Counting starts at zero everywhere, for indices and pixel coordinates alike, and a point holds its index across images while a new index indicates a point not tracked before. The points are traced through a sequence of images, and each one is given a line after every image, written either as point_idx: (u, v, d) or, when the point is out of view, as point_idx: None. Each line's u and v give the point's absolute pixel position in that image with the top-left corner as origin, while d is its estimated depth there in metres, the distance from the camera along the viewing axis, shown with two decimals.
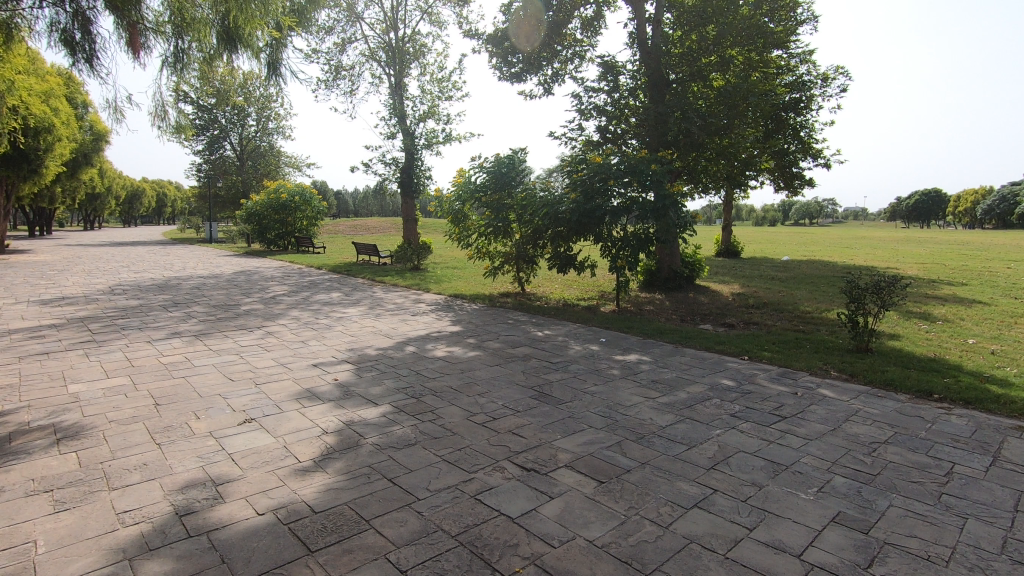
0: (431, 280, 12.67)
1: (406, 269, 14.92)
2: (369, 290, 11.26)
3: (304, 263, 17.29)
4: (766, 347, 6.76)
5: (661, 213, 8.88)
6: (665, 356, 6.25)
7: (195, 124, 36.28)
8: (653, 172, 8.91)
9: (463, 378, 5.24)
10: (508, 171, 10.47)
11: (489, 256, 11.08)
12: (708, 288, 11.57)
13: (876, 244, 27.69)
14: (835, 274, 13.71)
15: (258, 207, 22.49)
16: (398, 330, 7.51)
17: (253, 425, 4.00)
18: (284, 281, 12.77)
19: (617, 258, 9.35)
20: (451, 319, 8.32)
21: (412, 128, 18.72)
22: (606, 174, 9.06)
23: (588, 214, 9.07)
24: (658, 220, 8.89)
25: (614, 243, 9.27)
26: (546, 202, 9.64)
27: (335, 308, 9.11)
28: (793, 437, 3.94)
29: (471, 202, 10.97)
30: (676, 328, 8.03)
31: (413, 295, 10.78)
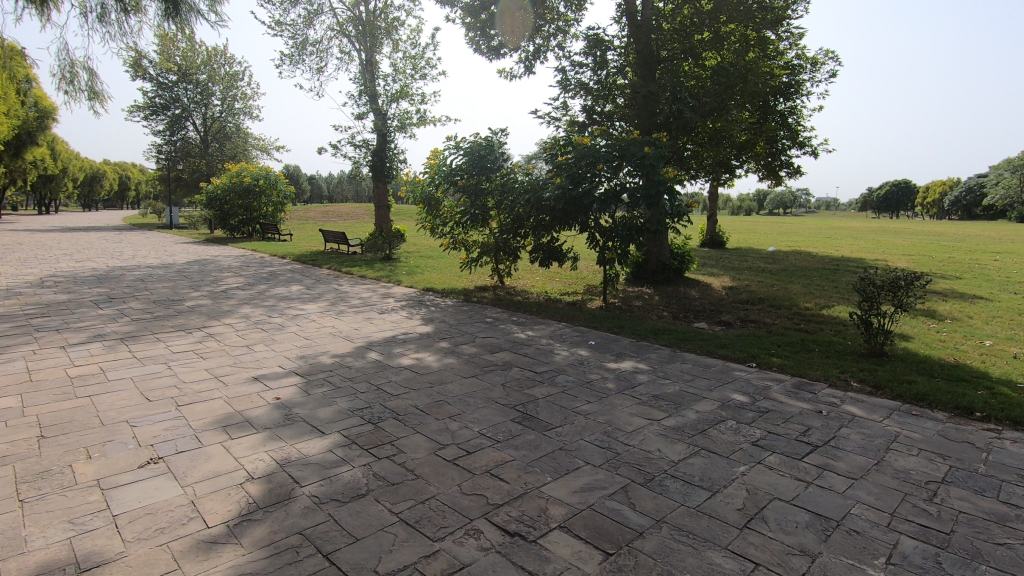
0: (402, 272, 11.75)
1: (377, 259, 13.96)
2: (334, 284, 10.30)
3: (267, 252, 16.15)
4: (772, 352, 6.09)
5: (654, 199, 8.13)
6: (663, 363, 5.52)
7: (155, 102, 34.30)
8: (646, 155, 8.12)
9: (431, 395, 4.42)
10: (487, 153, 9.59)
11: (465, 246, 10.21)
12: (697, 281, 10.92)
13: (856, 235, 27.55)
14: (825, 267, 13.21)
15: (220, 191, 21.15)
16: (360, 331, 6.63)
17: (158, 469, 3.11)
18: (241, 273, 11.70)
19: (606, 250, 8.59)
20: (422, 318, 7.47)
21: (384, 108, 17.62)
22: (594, 157, 8.26)
23: (574, 202, 8.28)
24: (651, 207, 8.13)
25: (603, 233, 8.50)
26: (528, 187, 8.81)
27: (292, 304, 8.15)
28: (833, 476, 3.23)
29: (446, 188, 10.05)
30: (670, 327, 7.32)
31: (381, 288, 9.86)
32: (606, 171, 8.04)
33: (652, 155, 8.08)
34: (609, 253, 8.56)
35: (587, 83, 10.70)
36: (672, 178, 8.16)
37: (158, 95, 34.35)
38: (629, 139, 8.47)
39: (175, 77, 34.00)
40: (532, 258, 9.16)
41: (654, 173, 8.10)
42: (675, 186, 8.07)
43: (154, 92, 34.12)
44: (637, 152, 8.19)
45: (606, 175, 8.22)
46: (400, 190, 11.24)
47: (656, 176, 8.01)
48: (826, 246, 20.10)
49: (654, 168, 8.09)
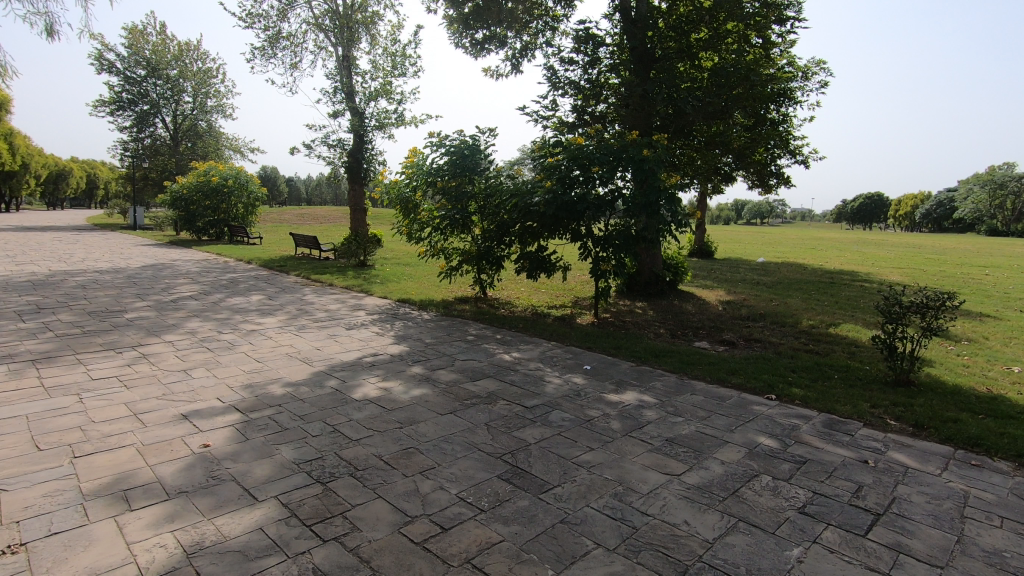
0: (376, 280, 10.90)
1: (350, 266, 13.06)
2: (300, 294, 9.41)
3: (232, 256, 15.12)
4: (789, 379, 5.42)
5: (655, 206, 7.41)
6: (671, 395, 4.79)
7: (121, 97, 32.77)
8: (646, 158, 7.42)
9: (399, 440, 3.61)
10: (469, 153, 8.81)
11: (444, 254, 9.40)
12: (692, 294, 10.28)
13: (839, 246, 27.54)
14: (821, 280, 12.71)
15: (185, 191, 20.05)
16: (322, 352, 5.78)
17: (12, 564, 2.26)
18: (199, 280, 10.70)
19: (601, 261, 7.83)
20: (395, 335, 6.65)
21: (361, 106, 16.75)
22: (589, 159, 7.54)
23: (565, 207, 7.53)
24: (651, 215, 7.42)
25: (597, 242, 7.76)
26: (514, 191, 8.06)
27: (248, 318, 7.26)
28: (912, 562, 2.51)
29: (424, 189, 9.22)
30: (671, 348, 6.62)
31: (352, 300, 9.00)
32: (602, 174, 7.31)
33: (652, 158, 7.38)
34: (603, 264, 7.79)
35: (577, 83, 10.04)
36: (675, 183, 7.41)
37: (125, 90, 32.85)
38: (627, 141, 7.78)
39: (143, 72, 32.56)
40: (517, 268, 8.37)
41: (654, 176, 7.38)
42: (679, 193, 7.36)
43: (121, 87, 32.62)
44: (636, 154, 7.49)
45: (601, 179, 7.49)
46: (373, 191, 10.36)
47: (657, 180, 7.29)
48: (814, 257, 19.83)
49: (655, 171, 7.37)
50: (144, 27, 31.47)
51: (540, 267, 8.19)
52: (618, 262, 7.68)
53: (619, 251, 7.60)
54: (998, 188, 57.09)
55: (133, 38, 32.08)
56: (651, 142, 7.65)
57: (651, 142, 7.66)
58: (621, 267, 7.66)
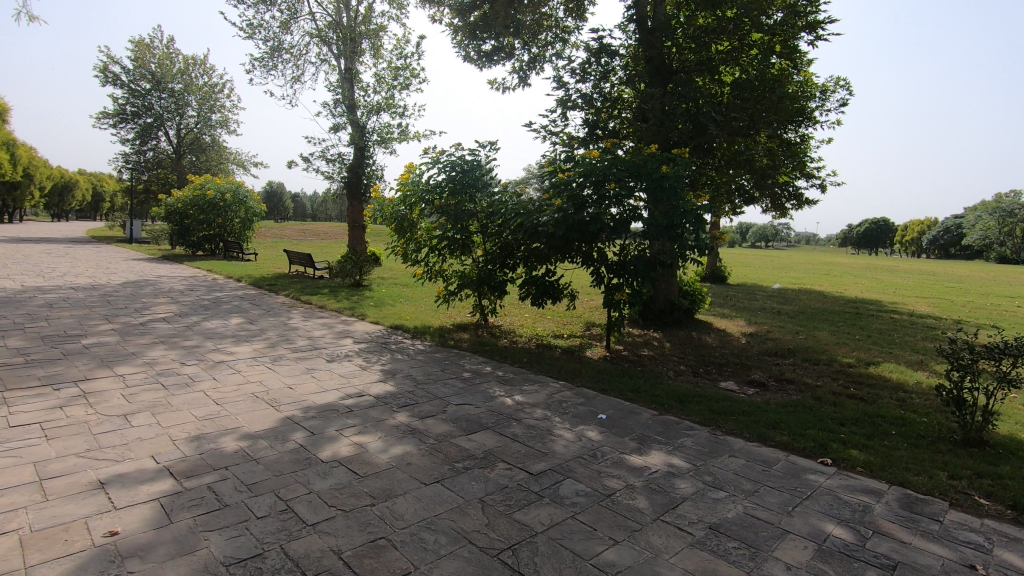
0: (370, 303, 10.15)
1: (344, 286, 12.32)
2: (285, 317, 8.65)
3: (222, 273, 14.41)
4: (841, 436, 4.60)
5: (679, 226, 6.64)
6: (706, 458, 3.96)
7: (125, 110, 32.57)
8: (668, 174, 6.67)
9: (368, 526, 2.80)
10: (472, 168, 8.10)
11: (442, 277, 8.65)
12: (711, 325, 9.48)
13: (851, 272, 26.82)
14: (846, 310, 11.90)
15: (180, 205, 19.52)
16: (293, 391, 4.98)
17: None
18: (179, 300, 9.96)
19: (615, 288, 7.04)
20: (383, 370, 5.86)
21: (362, 120, 16.20)
22: (606, 175, 6.77)
23: (578, 228, 6.75)
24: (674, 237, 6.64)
25: (612, 266, 6.98)
26: (520, 209, 7.32)
27: (220, 347, 6.48)
28: None
29: (422, 206, 8.48)
30: (696, 391, 5.81)
31: (340, 326, 8.23)
32: (620, 191, 6.56)
33: (674, 175, 6.64)
34: (620, 291, 7.00)
35: (589, 96, 9.38)
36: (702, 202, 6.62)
37: (129, 102, 32.60)
38: (646, 155, 7.04)
39: (148, 85, 32.36)
40: (521, 294, 7.59)
41: (677, 194, 6.62)
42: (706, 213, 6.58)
43: (125, 99, 32.39)
44: (658, 171, 6.74)
45: (618, 196, 6.74)
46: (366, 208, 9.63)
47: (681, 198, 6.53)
48: (829, 283, 19.02)
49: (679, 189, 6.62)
50: (150, 41, 31.34)
51: (549, 293, 7.39)
52: (635, 289, 6.89)
53: (637, 277, 6.81)
54: (1008, 215, 56.43)
55: (138, 52, 31.94)
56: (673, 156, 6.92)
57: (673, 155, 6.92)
58: (639, 294, 6.87)
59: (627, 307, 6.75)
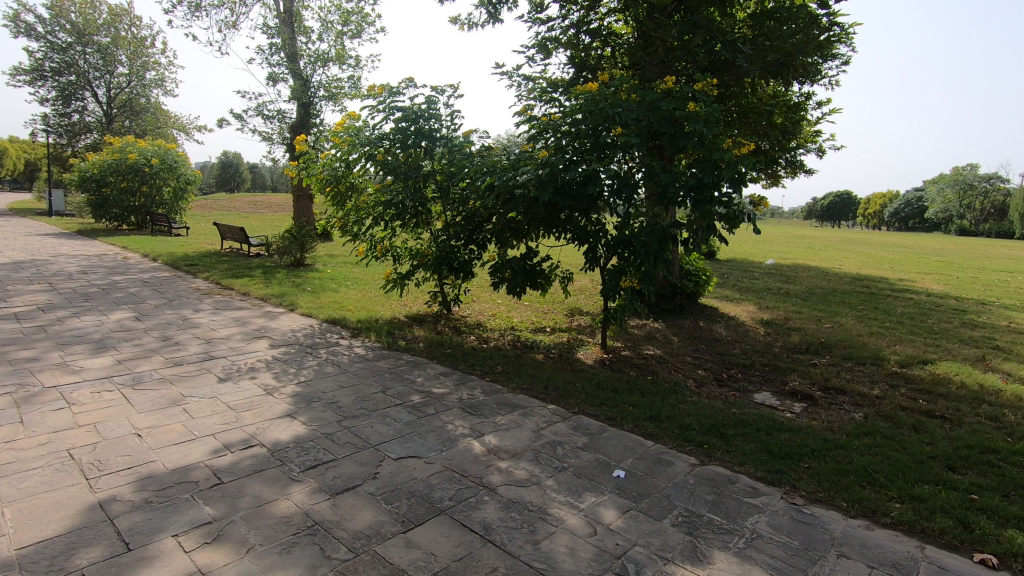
0: (308, 289, 8.26)
1: (281, 266, 10.35)
2: (189, 311, 6.73)
3: (138, 251, 12.20)
4: (972, 498, 3.08)
5: (710, 186, 4.69)
6: (806, 566, 2.38)
7: (44, 66, 28.97)
8: (692, 116, 4.70)
9: None
10: (429, 115, 6.18)
11: (392, 256, 6.83)
12: (718, 311, 7.98)
13: (829, 245, 26.06)
14: (858, 290, 10.58)
15: (96, 170, 16.87)
16: (138, 443, 3.17)
17: None
18: (59, 285, 7.87)
19: (618, 272, 5.28)
20: (298, 394, 4.09)
21: (306, 71, 13.94)
22: (607, 118, 4.83)
23: (571, 193, 4.92)
24: (700, 203, 4.74)
25: (614, 242, 5.21)
26: (491, 167, 5.42)
27: (68, 362, 4.58)
28: None
29: (364, 165, 6.54)
30: (733, 415, 4.25)
31: (259, 322, 6.38)
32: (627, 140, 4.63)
33: (701, 118, 4.70)
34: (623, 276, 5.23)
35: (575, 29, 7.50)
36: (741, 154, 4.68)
37: (48, 58, 28.98)
38: (659, 90, 5.07)
39: (70, 37, 28.71)
40: (494, 280, 5.83)
41: (706, 143, 4.70)
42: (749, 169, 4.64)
43: (43, 54, 28.69)
44: (677, 111, 4.82)
45: (623, 148, 4.83)
46: (293, 170, 7.62)
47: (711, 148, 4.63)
48: (817, 258, 17.94)
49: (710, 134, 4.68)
50: None
51: (530, 277, 5.67)
52: (642, 274, 5.16)
53: (647, 258, 5.02)
54: (969, 189, 57.18)
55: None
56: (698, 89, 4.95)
57: (698, 87, 4.95)
58: (650, 280, 5.15)
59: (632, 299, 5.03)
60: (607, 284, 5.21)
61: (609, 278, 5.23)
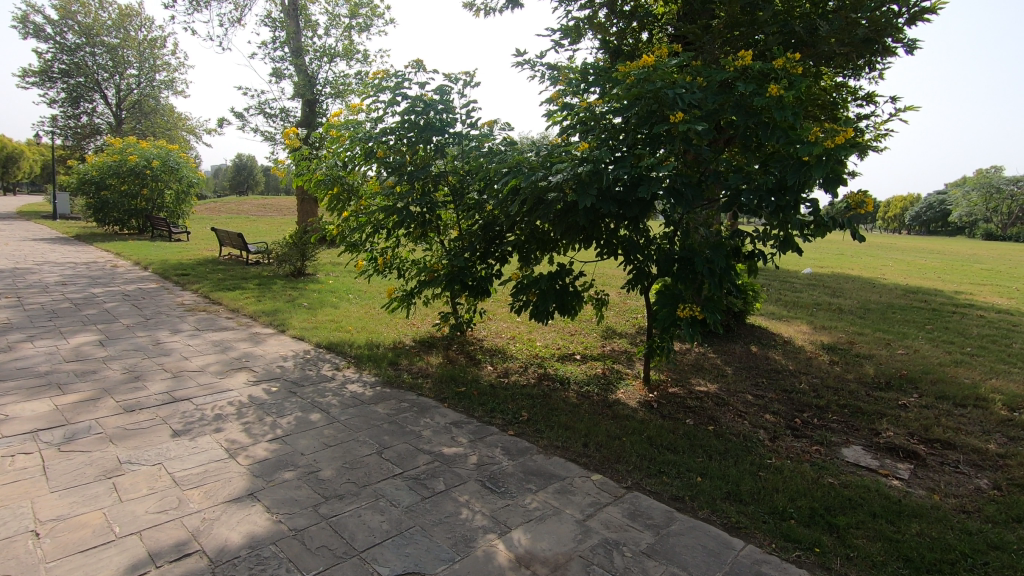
0: (306, 304, 7.39)
1: (280, 276, 9.51)
2: (166, 332, 5.87)
3: (132, 258, 11.45)
4: None
5: (793, 188, 3.45)
6: None
7: (52, 68, 28.61)
8: (777, 97, 3.46)
9: None
10: (442, 110, 5.24)
11: (397, 272, 5.90)
12: (769, 332, 6.96)
13: (858, 250, 24.77)
14: (918, 306, 9.46)
15: (96, 173, 16.22)
16: (29, 552, 2.26)
17: None
18: (29, 300, 7.06)
19: (674, 296, 4.16)
20: (269, 458, 3.18)
21: (311, 67, 13.08)
22: (665, 103, 3.64)
23: (618, 200, 3.75)
24: (780, 209, 3.52)
25: (668, 258, 4.07)
26: (510, 164, 4.27)
27: None
28: None
29: (363, 167, 5.56)
30: (831, 488, 3.27)
31: (242, 348, 5.49)
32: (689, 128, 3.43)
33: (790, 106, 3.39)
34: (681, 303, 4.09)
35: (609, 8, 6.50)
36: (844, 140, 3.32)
37: (58, 60, 28.62)
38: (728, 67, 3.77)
39: (79, 38, 28.33)
40: (517, 303, 4.81)
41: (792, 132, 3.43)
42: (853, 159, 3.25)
43: (52, 55, 28.29)
44: (755, 96, 3.57)
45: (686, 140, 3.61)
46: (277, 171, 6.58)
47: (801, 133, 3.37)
48: (853, 266, 16.85)
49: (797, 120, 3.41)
50: None
51: (563, 298, 4.65)
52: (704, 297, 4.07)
53: (712, 280, 3.87)
54: (997, 192, 55.25)
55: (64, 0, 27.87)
56: (782, 66, 3.69)
57: (781, 65, 3.66)
58: (715, 306, 4.05)
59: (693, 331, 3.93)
60: (661, 312, 4.10)
61: (662, 304, 4.13)
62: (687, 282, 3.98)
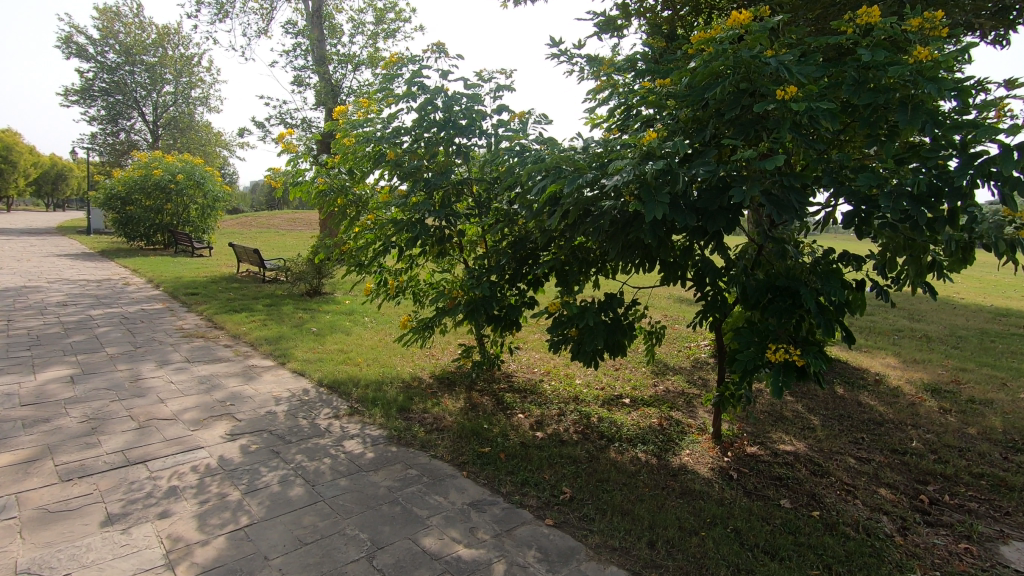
0: (315, 329, 6.61)
1: (294, 296, 8.81)
2: (151, 365, 5.14)
3: (147, 275, 10.97)
4: None
5: (953, 193, 2.47)
6: None
7: (92, 86, 29.22)
8: (920, 66, 2.47)
9: None
10: (466, 108, 4.39)
11: (412, 298, 5.04)
12: (853, 368, 5.84)
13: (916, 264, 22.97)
14: (1018, 332, 8.16)
15: (122, 187, 16.03)
16: None
17: None
18: (17, 323, 6.47)
19: (762, 333, 2.94)
20: (220, 566, 2.33)
21: (335, 75, 12.51)
22: (761, 79, 2.61)
23: (695, 208, 2.66)
24: (931, 222, 2.54)
25: (756, 287, 2.96)
26: (550, 165, 3.28)
27: None
28: None
29: (372, 173, 4.70)
30: None
31: (231, 387, 4.70)
32: (808, 108, 2.40)
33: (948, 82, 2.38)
34: (772, 342, 2.89)
35: None
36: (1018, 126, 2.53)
37: (97, 78, 29.21)
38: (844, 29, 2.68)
39: (119, 57, 28.94)
40: (553, 340, 3.73)
41: (942, 119, 2.47)
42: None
43: (94, 74, 28.88)
44: (890, 66, 2.51)
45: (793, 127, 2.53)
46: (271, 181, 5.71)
47: (964, 121, 2.43)
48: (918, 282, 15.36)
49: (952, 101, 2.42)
50: (117, 7, 27.86)
51: (614, 335, 3.56)
52: (800, 337, 2.92)
53: (822, 321, 2.77)
54: None
55: (104, 20, 28.49)
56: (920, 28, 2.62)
57: (919, 24, 2.60)
58: (818, 352, 2.85)
59: (791, 383, 2.74)
60: (743, 354, 2.88)
61: (744, 342, 2.93)
62: (782, 319, 2.85)
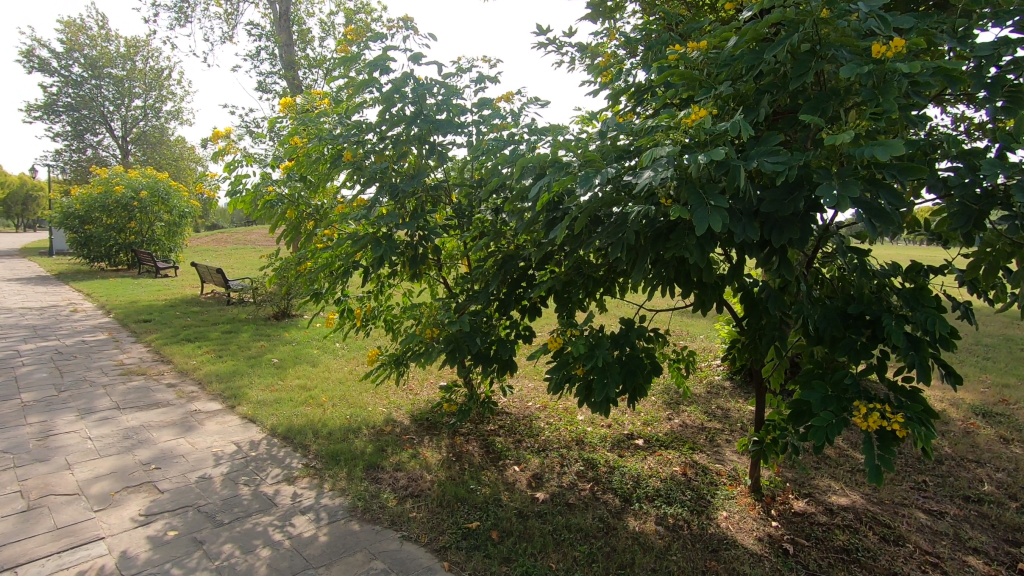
0: (276, 361, 5.78)
1: (259, 320, 7.96)
2: (70, 415, 4.28)
3: (100, 299, 10.03)
4: None
5: None
6: None
7: (55, 101, 28.06)
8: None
9: None
10: (443, 97, 3.64)
11: (383, 326, 4.25)
12: None
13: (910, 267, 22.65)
14: None
15: (80, 205, 15.03)
16: None
17: None
18: None
19: (837, 388, 2.22)
20: None
21: (305, 80, 11.71)
22: (841, 35, 1.93)
23: (755, 212, 1.92)
24: None
25: (829, 316, 2.22)
26: (555, 164, 2.52)
27: None
28: None
29: (330, 179, 3.90)
30: None
31: (163, 441, 3.87)
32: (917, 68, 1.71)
33: None
34: (852, 399, 2.17)
35: None
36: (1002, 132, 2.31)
37: (61, 93, 28.06)
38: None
39: (84, 71, 27.89)
40: (556, 384, 2.78)
41: None
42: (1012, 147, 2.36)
43: (57, 89, 27.77)
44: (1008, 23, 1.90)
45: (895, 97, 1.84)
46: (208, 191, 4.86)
47: None
48: None
49: None
50: (80, 19, 26.83)
51: (629, 377, 2.65)
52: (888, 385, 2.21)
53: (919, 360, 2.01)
54: None
55: (68, 33, 27.43)
56: None
57: None
58: (915, 411, 2.13)
59: (887, 461, 2.01)
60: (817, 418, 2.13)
61: (816, 399, 2.20)
62: (862, 360, 2.11)
